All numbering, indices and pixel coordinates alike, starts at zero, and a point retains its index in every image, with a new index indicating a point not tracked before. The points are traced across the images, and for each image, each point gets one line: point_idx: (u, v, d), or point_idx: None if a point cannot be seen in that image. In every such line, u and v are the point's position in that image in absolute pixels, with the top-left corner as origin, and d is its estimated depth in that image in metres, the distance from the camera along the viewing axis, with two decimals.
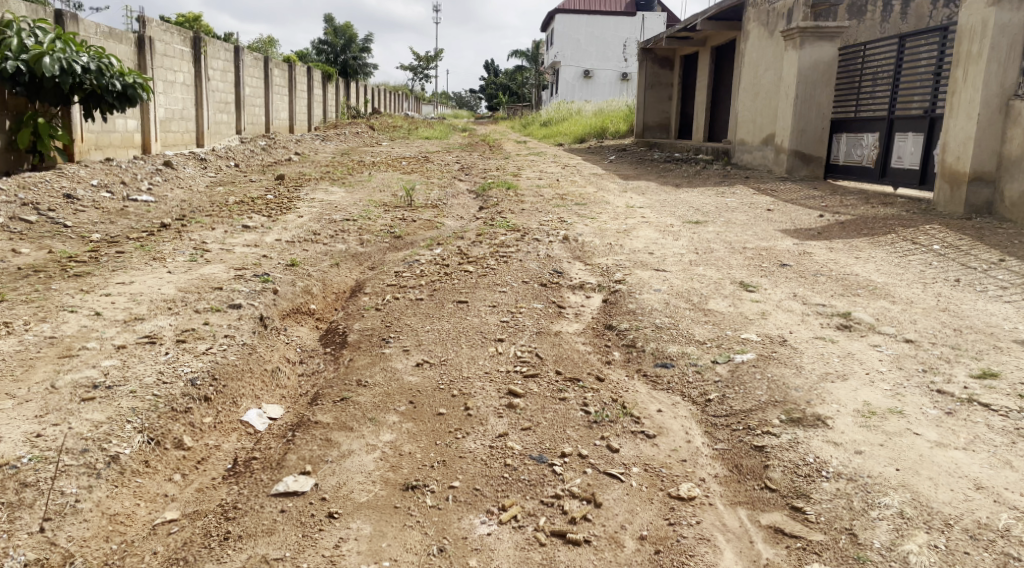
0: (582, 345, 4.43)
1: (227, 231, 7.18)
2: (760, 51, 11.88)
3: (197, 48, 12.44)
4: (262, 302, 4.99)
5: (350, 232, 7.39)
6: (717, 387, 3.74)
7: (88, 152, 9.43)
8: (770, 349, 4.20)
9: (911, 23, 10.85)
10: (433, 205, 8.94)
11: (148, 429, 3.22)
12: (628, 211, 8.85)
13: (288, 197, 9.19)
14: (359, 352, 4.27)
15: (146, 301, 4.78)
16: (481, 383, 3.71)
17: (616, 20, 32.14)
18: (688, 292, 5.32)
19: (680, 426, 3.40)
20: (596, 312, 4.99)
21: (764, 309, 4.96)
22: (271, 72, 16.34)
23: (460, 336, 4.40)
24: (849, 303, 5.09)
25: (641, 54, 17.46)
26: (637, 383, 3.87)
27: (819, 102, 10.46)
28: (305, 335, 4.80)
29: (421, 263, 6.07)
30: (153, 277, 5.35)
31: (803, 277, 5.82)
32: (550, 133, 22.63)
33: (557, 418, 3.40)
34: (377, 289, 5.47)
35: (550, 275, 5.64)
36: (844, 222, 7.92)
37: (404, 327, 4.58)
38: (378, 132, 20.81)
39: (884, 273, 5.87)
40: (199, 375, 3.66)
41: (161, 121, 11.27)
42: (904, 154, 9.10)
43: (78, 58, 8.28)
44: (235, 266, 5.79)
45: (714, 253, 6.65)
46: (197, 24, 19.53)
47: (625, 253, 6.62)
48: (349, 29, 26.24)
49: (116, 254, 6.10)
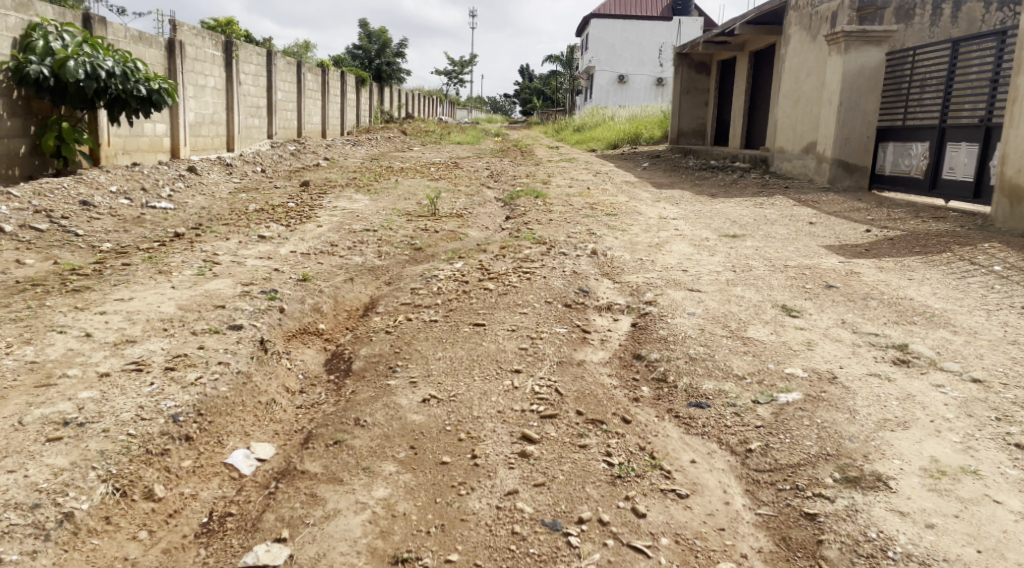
0: (608, 378, 4.03)
1: (242, 242, 6.87)
2: (802, 56, 11.35)
3: (229, 52, 12.25)
4: (265, 323, 4.65)
5: (368, 244, 7.04)
6: (759, 433, 3.31)
7: (114, 157, 9.22)
8: (818, 388, 3.76)
9: (961, 27, 10.18)
10: (458, 215, 8.58)
11: (115, 478, 2.92)
12: (662, 223, 8.41)
13: (310, 205, 8.89)
14: (363, 382, 3.91)
15: (142, 320, 4.46)
16: (493, 424, 3.33)
17: (652, 24, 31.65)
18: (725, 317, 4.89)
19: (717, 483, 3.00)
20: (624, 338, 4.57)
21: (810, 339, 4.52)
22: (304, 77, 16.13)
23: (473, 366, 4.02)
24: (905, 333, 4.63)
25: (678, 58, 16.96)
26: (668, 427, 3.45)
27: (865, 109, 9.92)
28: (310, 359, 4.46)
29: (439, 279, 5.69)
30: (155, 292, 5.03)
31: (851, 301, 5.36)
32: (583, 138, 22.22)
33: (575, 471, 3.01)
34: (390, 308, 5.10)
35: (575, 294, 5.24)
36: (893, 239, 7.40)
37: (415, 353, 4.21)
38: (411, 136, 20.54)
39: (942, 298, 5.40)
40: (181, 411, 3.34)
41: (190, 126, 11.05)
42: (956, 164, 8.54)
43: (103, 63, 8.01)
44: (243, 280, 5.46)
45: (754, 272, 6.20)
46: (230, 29, 19.46)
47: (657, 270, 6.18)
48: (384, 33, 26.09)
49: (122, 266, 5.79)
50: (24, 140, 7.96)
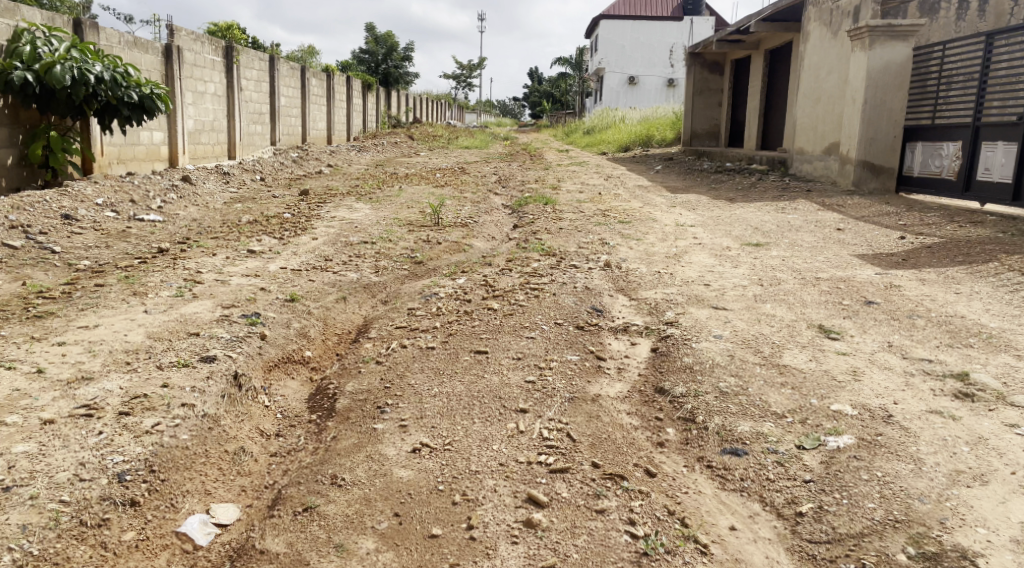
0: (627, 417, 3.52)
1: (230, 258, 6.38)
2: (823, 52, 10.77)
3: (229, 57, 11.78)
4: (243, 353, 4.12)
5: (365, 258, 6.56)
6: (809, 490, 2.86)
7: (109, 166, 8.79)
8: (872, 431, 3.29)
9: (988, 21, 9.44)
10: (463, 224, 8.07)
11: (34, 564, 2.54)
12: (679, 231, 7.89)
13: (306, 215, 8.40)
14: (347, 426, 3.42)
15: (104, 352, 3.93)
16: (492, 482, 2.87)
17: (663, 24, 31.10)
18: (756, 339, 4.36)
19: (764, 560, 2.63)
20: (644, 367, 4.05)
21: (855, 366, 4.02)
22: (308, 81, 15.68)
23: (473, 404, 3.52)
24: (962, 358, 4.17)
25: (691, 58, 16.40)
26: (700, 481, 2.99)
27: (891, 107, 9.34)
28: (291, 394, 3.98)
29: (439, 297, 5.18)
30: (124, 318, 4.50)
31: (895, 319, 4.87)
32: (594, 141, 21.68)
33: (592, 546, 2.60)
34: (383, 332, 4.59)
35: (588, 314, 4.73)
36: (931, 246, 6.89)
37: (406, 389, 3.71)
38: (418, 141, 20.04)
39: (996, 315, 4.92)
40: (128, 468, 2.91)
41: (189, 133, 10.59)
42: (992, 165, 8.01)
43: (92, 67, 7.51)
44: (224, 302, 4.92)
45: (783, 285, 5.68)
46: (230, 33, 19.05)
47: (677, 284, 5.66)
48: (391, 37, 25.69)
49: (95, 287, 5.22)
50: (12, 151, 7.53)
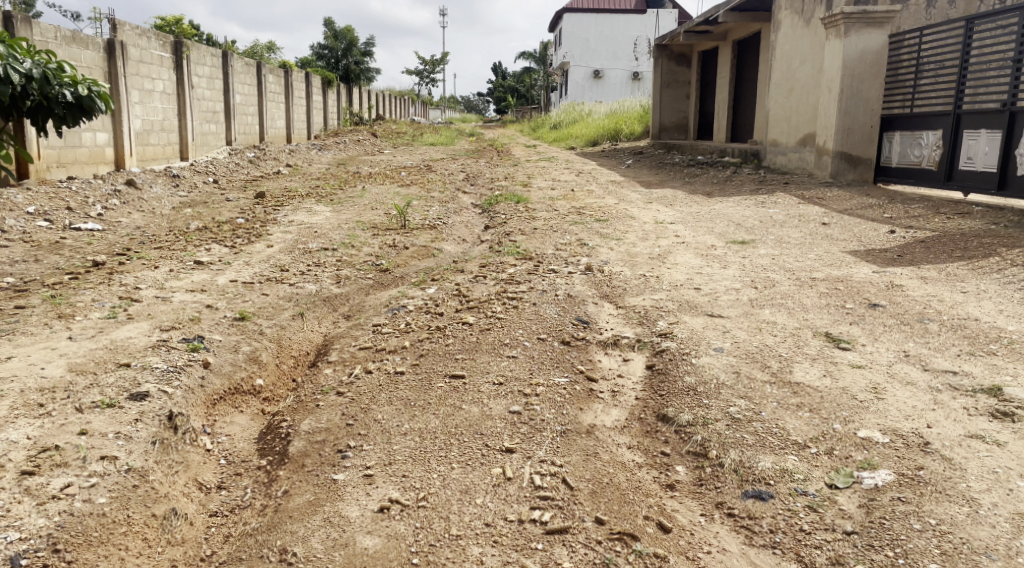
0: (628, 452, 3.06)
1: (174, 270, 5.78)
2: (796, 41, 10.38)
3: (178, 52, 11.07)
4: (179, 386, 3.54)
5: (325, 267, 6.00)
6: (855, 547, 2.53)
7: (47, 171, 8.13)
8: (911, 464, 2.85)
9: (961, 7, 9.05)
10: (431, 226, 7.55)
11: None
12: (659, 228, 7.45)
13: (262, 220, 7.81)
14: (302, 474, 2.94)
15: (12, 389, 3.34)
16: (478, 550, 2.51)
17: (627, 18, 30.65)
18: (760, 353, 3.90)
19: None
20: (640, 388, 3.57)
21: (874, 382, 3.57)
22: (265, 78, 14.99)
23: (448, 442, 3.04)
24: (989, 369, 3.75)
25: (658, 49, 16.00)
26: (723, 535, 2.62)
27: (869, 96, 8.95)
28: (238, 435, 3.45)
29: (407, 310, 4.65)
30: (43, 347, 3.89)
31: (906, 324, 4.44)
32: (561, 135, 21.25)
33: None
34: (344, 355, 4.03)
35: (573, 327, 4.22)
36: (925, 240, 6.53)
37: (372, 426, 3.19)
38: (381, 139, 19.40)
39: (1010, 316, 4.53)
40: (26, 549, 2.53)
41: (136, 134, 9.89)
42: (975, 154, 7.64)
43: (20, 65, 6.76)
44: (164, 323, 4.31)
45: (779, 287, 5.24)
46: (179, 28, 18.23)
47: (665, 288, 5.19)
48: (350, 31, 24.97)
49: (14, 308, 4.54)
50: None
